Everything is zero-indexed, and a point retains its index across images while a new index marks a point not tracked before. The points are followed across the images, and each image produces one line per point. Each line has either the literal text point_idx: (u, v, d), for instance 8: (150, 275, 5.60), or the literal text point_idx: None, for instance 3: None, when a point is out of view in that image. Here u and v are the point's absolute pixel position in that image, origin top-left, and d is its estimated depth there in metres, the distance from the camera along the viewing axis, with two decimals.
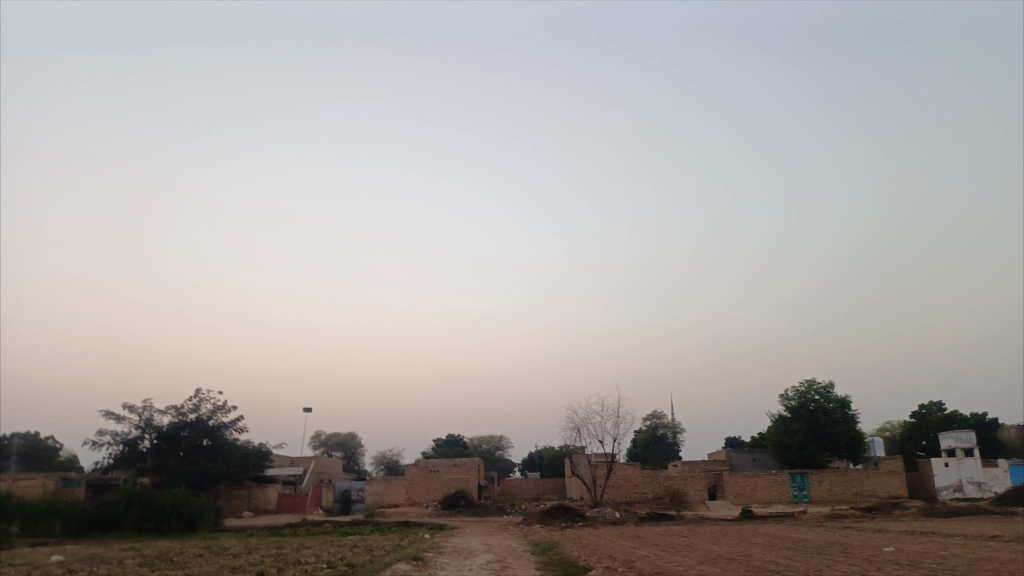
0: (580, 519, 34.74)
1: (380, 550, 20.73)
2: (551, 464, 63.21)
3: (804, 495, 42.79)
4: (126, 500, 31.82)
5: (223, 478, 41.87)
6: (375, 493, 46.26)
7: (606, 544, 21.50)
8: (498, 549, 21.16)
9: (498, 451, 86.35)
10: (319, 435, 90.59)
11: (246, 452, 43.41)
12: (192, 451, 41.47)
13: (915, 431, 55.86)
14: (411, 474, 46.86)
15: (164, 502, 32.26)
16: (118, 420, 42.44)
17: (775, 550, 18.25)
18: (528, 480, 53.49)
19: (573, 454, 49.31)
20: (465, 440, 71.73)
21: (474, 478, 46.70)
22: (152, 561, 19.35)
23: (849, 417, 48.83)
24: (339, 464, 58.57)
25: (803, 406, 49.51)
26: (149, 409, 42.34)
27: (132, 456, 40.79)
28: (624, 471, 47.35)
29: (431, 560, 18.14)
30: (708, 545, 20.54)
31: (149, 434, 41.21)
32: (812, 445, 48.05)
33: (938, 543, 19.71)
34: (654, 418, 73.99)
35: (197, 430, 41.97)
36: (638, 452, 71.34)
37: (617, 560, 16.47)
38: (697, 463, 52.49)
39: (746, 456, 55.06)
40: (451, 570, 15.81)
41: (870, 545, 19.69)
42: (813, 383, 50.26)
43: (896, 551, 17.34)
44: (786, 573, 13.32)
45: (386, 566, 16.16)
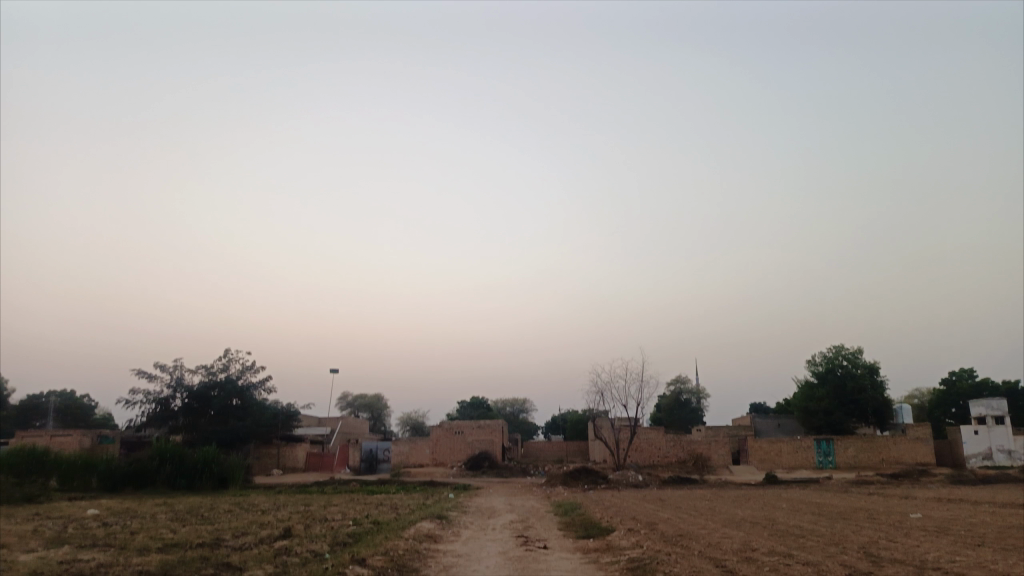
0: (602, 481, 34.94)
1: (405, 508, 21.00)
2: (575, 427, 63.49)
3: (829, 461, 42.59)
4: (159, 457, 32.59)
5: (252, 437, 42.67)
6: (400, 453, 46.99)
7: (629, 507, 21.53)
8: (521, 509, 21.31)
9: (522, 414, 86.99)
10: (346, 396, 91.97)
11: (275, 412, 44.17)
12: (222, 410, 42.22)
13: (944, 398, 55.20)
14: (435, 435, 47.41)
15: (195, 460, 32.99)
16: (150, 379, 43.32)
17: (799, 515, 18.12)
18: (551, 443, 53.88)
19: (597, 417, 49.48)
20: (489, 403, 72.37)
21: (498, 440, 47.34)
22: (183, 515, 19.79)
23: (877, 383, 48.31)
24: (365, 425, 59.41)
25: (829, 372, 49.05)
26: (180, 368, 43.12)
27: (164, 415, 41.72)
28: (647, 435, 47.47)
29: (455, 519, 18.34)
30: (731, 508, 20.49)
31: (180, 393, 42.05)
32: (838, 411, 47.66)
33: (967, 510, 19.41)
34: (677, 382, 74.01)
35: (227, 390, 42.67)
36: (662, 417, 71.38)
37: (639, 522, 16.45)
38: (721, 428, 52.38)
39: (770, 421, 54.87)
40: (473, 529, 15.93)
41: (897, 511, 19.47)
42: (840, 348, 49.70)
43: (924, 518, 17.08)
44: (811, 537, 13.18)
45: (410, 524, 16.35)
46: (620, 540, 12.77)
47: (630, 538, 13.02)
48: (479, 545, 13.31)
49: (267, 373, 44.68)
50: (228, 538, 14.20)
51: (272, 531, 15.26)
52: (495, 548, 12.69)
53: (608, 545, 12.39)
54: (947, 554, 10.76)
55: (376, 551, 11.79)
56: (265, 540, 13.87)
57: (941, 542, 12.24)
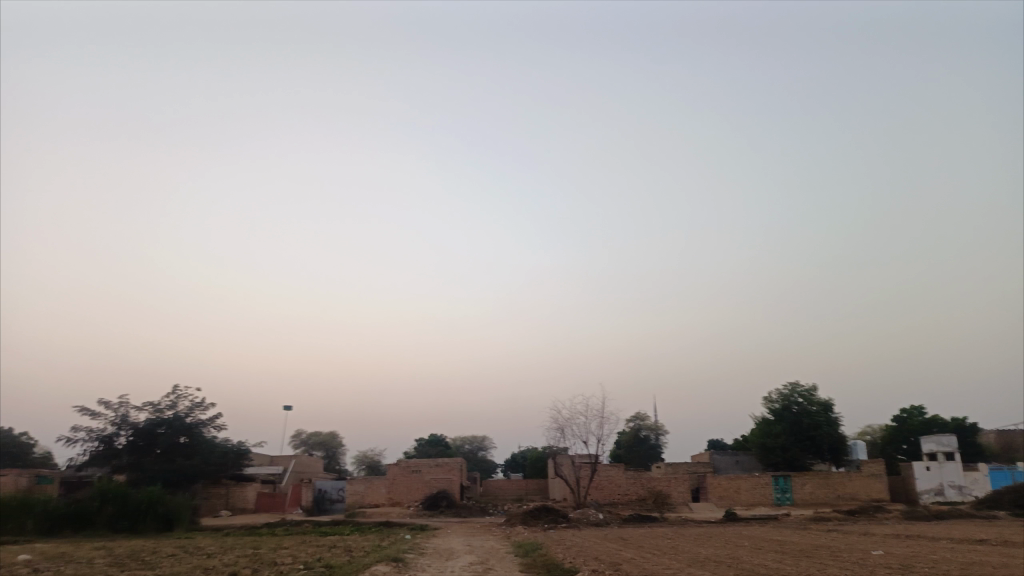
0: (563, 520, 34.35)
1: (360, 551, 20.23)
2: (535, 465, 62.69)
3: (787, 497, 42.66)
4: (101, 498, 31.00)
5: (200, 477, 41.02)
6: (356, 493, 46.03)
7: (590, 546, 21.10)
8: (480, 550, 20.73)
9: (481, 452, 85.77)
10: (300, 433, 89.55)
11: (225, 450, 42.73)
12: (169, 448, 40.64)
13: (896, 435, 56.04)
14: (392, 474, 46.26)
15: (139, 500, 31.51)
16: (93, 417, 41.53)
17: (763, 553, 17.91)
18: (510, 481, 53.09)
19: (557, 454, 48.80)
20: (447, 441, 71.17)
21: (457, 478, 46.15)
22: (122, 561, 18.68)
23: (832, 420, 48.83)
24: (320, 464, 57.78)
25: (786, 409, 49.43)
26: (125, 405, 41.45)
27: (108, 453, 39.93)
28: (606, 472, 47.06)
29: (412, 562, 17.64)
30: (694, 548, 20.13)
31: (125, 430, 40.38)
32: (794, 448, 47.96)
33: (927, 547, 19.41)
34: (636, 419, 73.65)
35: (174, 428, 41.18)
36: (621, 454, 70.84)
37: (603, 563, 16.03)
38: (680, 465, 52.29)
39: (728, 457, 54.98)
40: (431, 573, 15.30)
41: (858, 548, 19.36)
42: (796, 385, 50.20)
43: (886, 555, 16.99)
44: None
45: (365, 567, 15.64)
46: None
47: None
48: None
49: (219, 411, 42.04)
50: None
51: None
52: None
53: None
54: None
55: None
56: None
57: None
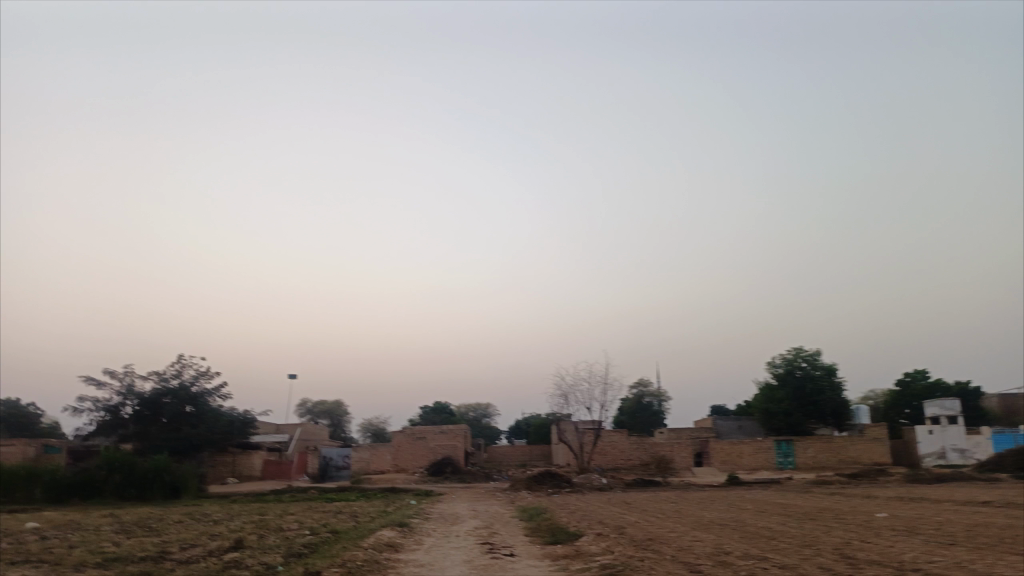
0: (566, 485, 34.54)
1: (365, 516, 20.31)
2: (539, 431, 63.04)
3: (789, 461, 42.90)
4: (108, 467, 31.21)
5: (206, 446, 41.22)
6: (361, 460, 46.27)
7: (595, 511, 21.11)
8: (484, 515, 20.76)
9: (484, 419, 86.34)
10: (305, 401, 90.14)
11: (230, 418, 42.85)
12: (175, 418, 40.80)
13: (899, 399, 56.17)
14: (397, 441, 46.54)
15: (146, 469, 31.61)
16: (99, 387, 41.69)
17: (767, 516, 17.90)
18: (514, 447, 53.41)
19: (561, 420, 48.98)
20: (451, 408, 71.56)
21: (461, 445, 46.42)
22: (128, 528, 18.75)
23: (835, 384, 48.87)
24: (325, 431, 58.14)
25: (789, 373, 49.43)
26: (130, 375, 41.56)
27: (114, 423, 40.16)
28: (610, 438, 47.30)
29: (417, 527, 17.64)
30: (698, 511, 20.15)
31: (131, 400, 40.55)
32: (797, 412, 48.07)
33: (931, 509, 19.38)
34: (639, 385, 73.81)
35: (180, 397, 41.30)
36: (624, 420, 71.25)
37: (607, 526, 15.99)
38: (683, 430, 52.49)
39: (731, 422, 55.17)
40: (436, 537, 15.27)
41: (863, 511, 19.32)
42: (800, 350, 50.17)
43: (891, 517, 16.94)
44: (784, 539, 12.84)
45: (369, 533, 15.65)
46: (590, 546, 12.24)
47: (600, 544, 12.48)
48: (443, 554, 12.64)
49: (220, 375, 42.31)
50: (174, 551, 13.33)
51: (222, 543, 14.40)
52: (459, 557, 12.05)
53: (577, 552, 11.81)
54: (925, 554, 10.50)
55: (332, 563, 11.02)
56: (214, 552, 13.03)
57: (915, 542, 11.96)
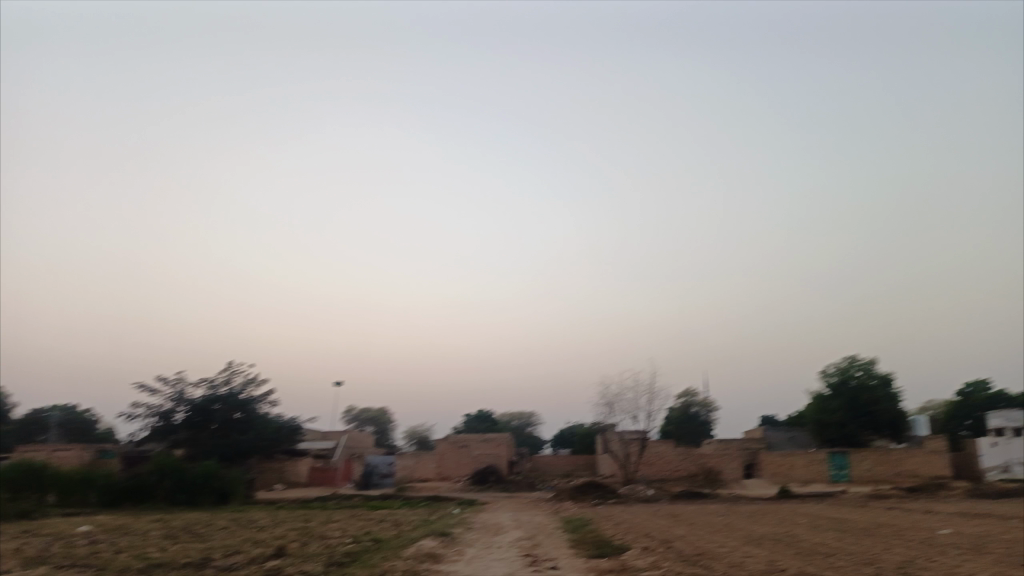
0: (612, 496, 33.95)
1: (407, 524, 20.17)
2: (583, 441, 62.40)
3: (843, 474, 41.47)
4: (159, 472, 31.78)
5: (255, 452, 41.76)
6: (405, 467, 46.31)
7: (641, 523, 20.60)
8: (528, 526, 20.43)
9: (528, 428, 85.96)
10: (351, 409, 91.05)
11: (278, 425, 43.31)
12: (225, 424, 41.39)
13: (959, 410, 54.00)
14: (441, 449, 46.52)
15: (196, 475, 32.09)
16: (152, 393, 42.57)
17: (822, 531, 17.17)
18: (558, 457, 52.86)
19: (605, 430, 48.35)
20: (495, 416, 71.37)
21: (504, 454, 46.15)
22: (176, 533, 18.91)
23: (892, 394, 47.17)
24: (370, 439, 58.46)
25: (843, 383, 47.91)
26: (181, 381, 42.38)
27: (166, 429, 40.94)
28: (656, 449, 46.52)
29: (459, 536, 17.41)
30: (748, 525, 19.51)
31: (182, 406, 41.28)
32: (852, 423, 46.51)
33: (998, 525, 18.37)
34: (686, 394, 72.47)
35: (229, 403, 41.88)
36: (670, 430, 70.10)
37: (654, 540, 15.50)
38: (731, 441, 51.30)
39: (782, 433, 53.69)
40: (478, 548, 14.99)
41: (924, 526, 18.39)
42: (854, 359, 48.57)
43: (955, 534, 16.07)
44: (841, 557, 12.21)
45: (411, 542, 15.44)
46: (635, 560, 11.81)
47: (647, 558, 12.06)
48: (484, 566, 12.34)
49: (265, 382, 42.80)
50: (217, 558, 13.29)
51: (264, 550, 14.35)
52: (500, 569, 11.74)
53: (622, 566, 11.39)
54: None
55: (370, 573, 10.77)
56: (256, 560, 12.95)
57: (985, 562, 11.24)
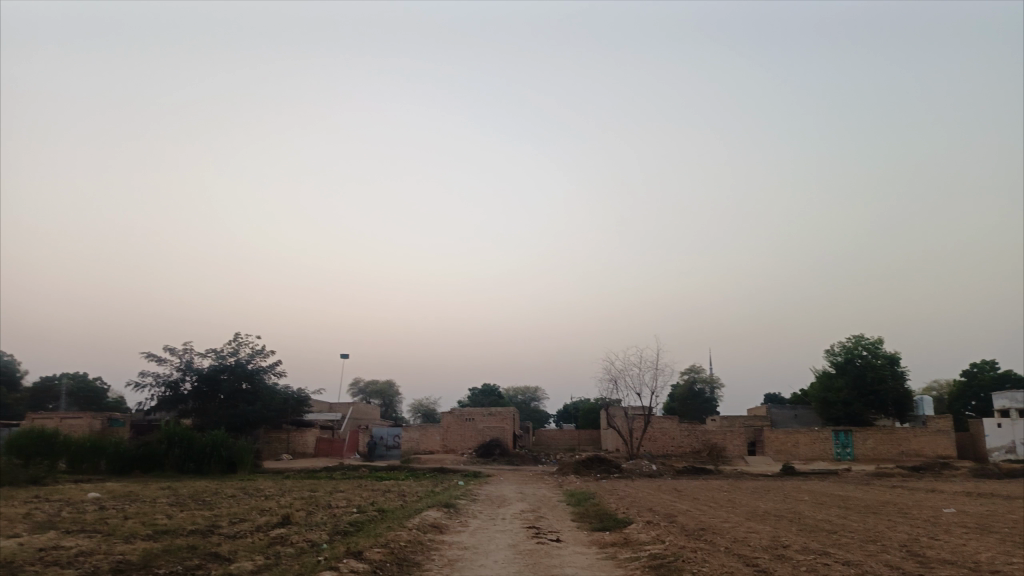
0: (616, 471, 34.13)
1: (412, 496, 20.30)
2: (587, 416, 62.67)
3: (848, 453, 41.52)
4: (168, 441, 32.08)
5: (262, 422, 42.09)
6: (411, 440, 46.61)
7: (645, 498, 20.68)
8: (532, 499, 20.54)
9: (533, 403, 86.35)
10: (357, 381, 91.52)
11: (285, 396, 43.59)
12: (232, 394, 41.67)
13: (965, 390, 53.95)
14: (446, 422, 46.80)
15: (204, 444, 32.38)
16: (160, 362, 42.84)
17: (825, 508, 17.19)
18: (563, 431, 53.11)
19: (610, 406, 48.46)
20: (500, 390, 71.67)
21: (509, 428, 46.36)
22: (183, 501, 19.10)
23: (898, 374, 47.09)
24: (376, 412, 58.82)
25: (849, 362, 47.83)
26: (189, 352, 42.61)
27: (174, 398, 41.29)
28: (660, 424, 46.63)
29: (464, 508, 17.50)
30: (752, 501, 19.57)
31: (189, 376, 41.56)
32: (857, 402, 46.52)
33: (1002, 506, 18.36)
34: (691, 371, 72.55)
35: (236, 373, 42.13)
36: (675, 407, 70.28)
37: (658, 514, 15.55)
38: (736, 418, 51.41)
39: (787, 411, 53.76)
40: (482, 520, 15.07)
41: (928, 505, 18.39)
42: (861, 338, 48.42)
43: (959, 514, 16.07)
44: (845, 534, 12.22)
45: (416, 513, 15.53)
46: (639, 535, 11.84)
47: (650, 532, 12.09)
48: (488, 537, 12.39)
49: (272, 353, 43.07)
50: (223, 526, 13.38)
51: (270, 519, 14.44)
52: (504, 541, 11.79)
53: (626, 540, 11.42)
54: (1001, 555, 9.76)
55: (375, 543, 10.82)
56: (261, 529, 13.03)
57: (990, 541, 11.21)
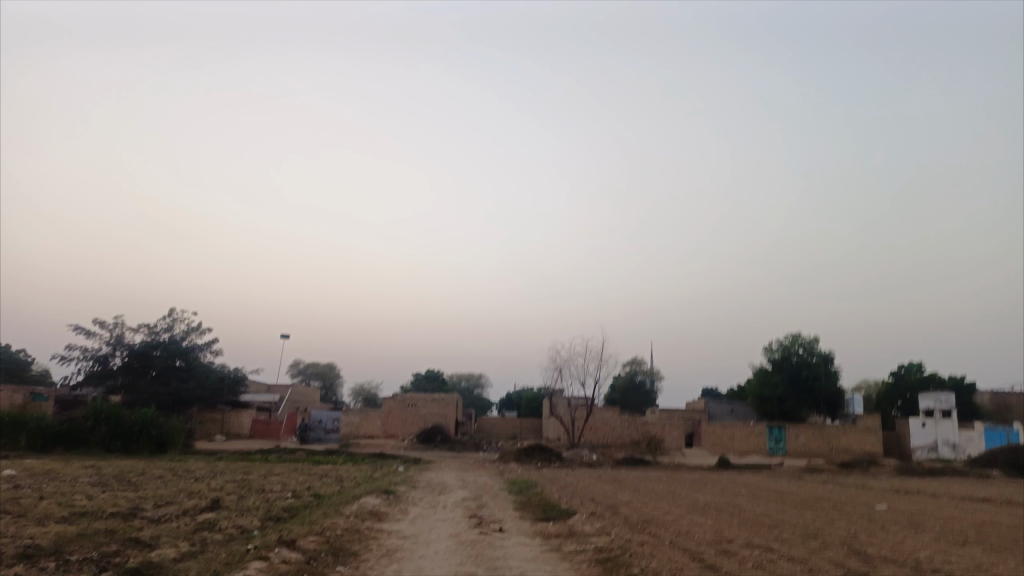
0: (556, 460, 34.15)
1: (351, 481, 19.85)
2: (530, 404, 62.78)
3: (780, 447, 42.55)
4: (94, 418, 30.64)
5: (196, 401, 40.76)
6: (350, 423, 45.73)
7: (586, 488, 20.66)
8: (474, 486, 20.30)
9: (476, 390, 86.27)
10: (297, 363, 89.80)
11: (221, 374, 42.24)
12: (164, 371, 40.09)
13: (892, 391, 55.91)
14: (388, 407, 46.18)
15: (133, 422, 31.06)
16: (89, 336, 40.99)
17: (764, 503, 17.36)
18: (505, 418, 53.00)
19: (553, 395, 48.54)
20: (444, 376, 71.20)
21: (452, 414, 46.39)
22: (108, 481, 18.20)
23: (831, 372, 48.36)
24: (315, 394, 57.70)
25: (785, 359, 48.89)
26: (120, 326, 40.87)
27: (103, 373, 39.51)
28: (602, 415, 46.96)
29: (404, 495, 17.09)
30: (692, 493, 19.73)
31: (120, 351, 39.86)
32: (791, 398, 47.70)
33: (930, 503, 18.87)
34: (633, 363, 73.21)
35: (170, 350, 40.60)
36: (616, 398, 71.11)
37: (600, 505, 15.42)
38: (675, 410, 52.17)
39: (724, 406, 54.87)
40: (422, 507, 14.73)
41: (861, 501, 18.77)
42: (798, 336, 49.51)
43: (892, 510, 16.44)
44: (786, 529, 12.29)
45: (354, 499, 15.06)
46: (584, 526, 11.68)
47: (594, 523, 11.93)
48: (429, 526, 12.05)
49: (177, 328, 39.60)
50: (147, 508, 12.67)
51: (199, 502, 13.78)
52: (446, 530, 11.47)
53: (570, 531, 11.24)
54: (940, 554, 9.83)
55: (310, 530, 10.31)
56: (189, 512, 12.38)
57: (927, 539, 11.36)
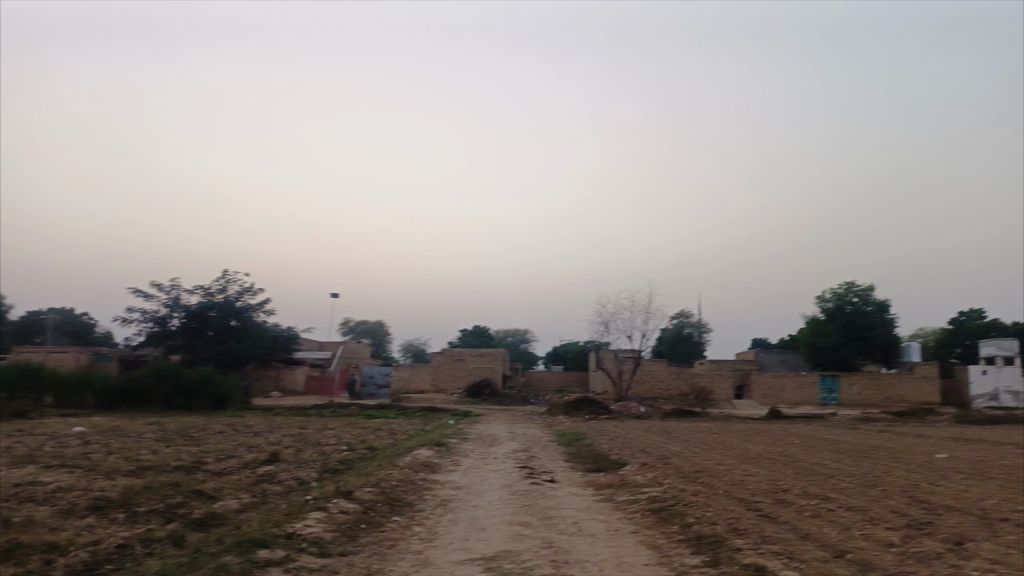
0: (604, 412, 34.26)
1: (403, 434, 20.17)
2: (577, 358, 62.95)
3: (833, 397, 41.95)
4: (155, 376, 31.62)
5: (252, 358, 41.88)
6: (401, 378, 46.56)
7: (635, 439, 20.66)
8: (524, 439, 20.46)
9: (523, 344, 86.74)
10: (348, 321, 91.38)
11: (274, 333, 43.21)
12: (220, 330, 41.17)
13: (951, 338, 54.32)
14: (436, 361, 46.81)
15: (192, 379, 32.03)
16: (148, 298, 42.25)
17: (817, 452, 17.11)
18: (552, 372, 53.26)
19: (600, 348, 48.48)
20: (491, 332, 71.72)
21: (498, 367, 46.28)
22: (171, 436, 18.83)
23: (887, 321, 47.15)
24: (365, 351, 58.80)
25: (839, 308, 47.80)
26: (177, 288, 41.98)
27: (162, 334, 40.78)
28: (650, 367, 46.74)
29: (456, 447, 17.29)
30: (743, 444, 19.57)
31: (177, 312, 41.02)
32: (844, 347, 46.77)
33: (992, 452, 18.39)
34: (681, 316, 72.53)
35: (225, 311, 41.63)
36: (663, 350, 70.74)
37: (651, 456, 15.40)
38: (724, 361, 51.67)
39: (775, 356, 54.16)
40: (474, 459, 14.88)
41: (919, 450, 18.39)
42: (852, 285, 48.26)
43: (952, 459, 16.04)
44: (844, 478, 12.05)
45: (406, 451, 15.28)
46: (637, 476, 11.65)
47: (647, 474, 11.87)
48: (482, 477, 12.18)
49: (271, 302, 39.70)
50: (209, 462, 13.07)
51: (258, 456, 14.17)
52: (498, 481, 11.59)
53: (623, 481, 11.21)
54: (1007, 502, 9.52)
55: (366, 482, 10.51)
56: (249, 465, 12.73)
57: (992, 488, 11.03)
